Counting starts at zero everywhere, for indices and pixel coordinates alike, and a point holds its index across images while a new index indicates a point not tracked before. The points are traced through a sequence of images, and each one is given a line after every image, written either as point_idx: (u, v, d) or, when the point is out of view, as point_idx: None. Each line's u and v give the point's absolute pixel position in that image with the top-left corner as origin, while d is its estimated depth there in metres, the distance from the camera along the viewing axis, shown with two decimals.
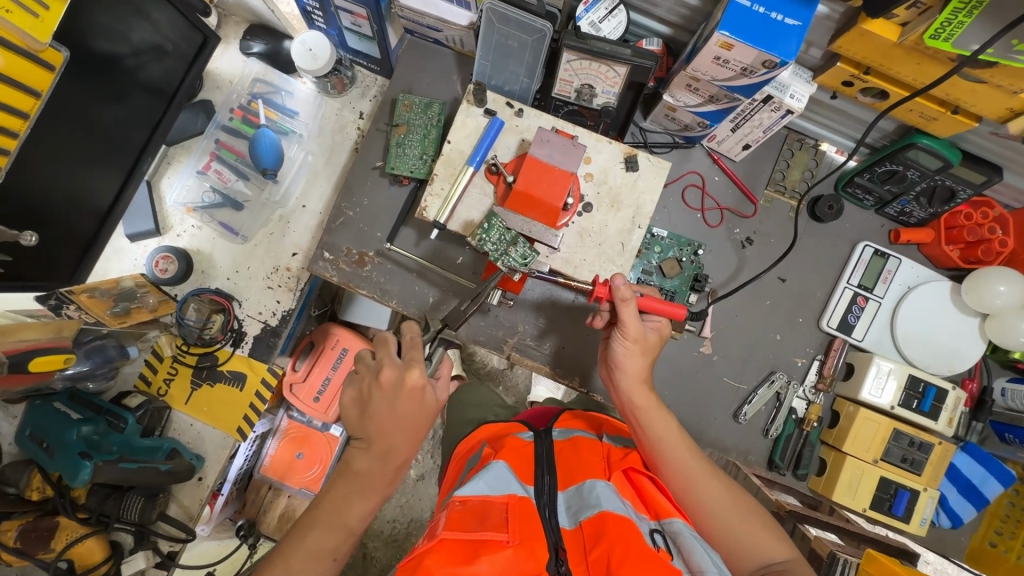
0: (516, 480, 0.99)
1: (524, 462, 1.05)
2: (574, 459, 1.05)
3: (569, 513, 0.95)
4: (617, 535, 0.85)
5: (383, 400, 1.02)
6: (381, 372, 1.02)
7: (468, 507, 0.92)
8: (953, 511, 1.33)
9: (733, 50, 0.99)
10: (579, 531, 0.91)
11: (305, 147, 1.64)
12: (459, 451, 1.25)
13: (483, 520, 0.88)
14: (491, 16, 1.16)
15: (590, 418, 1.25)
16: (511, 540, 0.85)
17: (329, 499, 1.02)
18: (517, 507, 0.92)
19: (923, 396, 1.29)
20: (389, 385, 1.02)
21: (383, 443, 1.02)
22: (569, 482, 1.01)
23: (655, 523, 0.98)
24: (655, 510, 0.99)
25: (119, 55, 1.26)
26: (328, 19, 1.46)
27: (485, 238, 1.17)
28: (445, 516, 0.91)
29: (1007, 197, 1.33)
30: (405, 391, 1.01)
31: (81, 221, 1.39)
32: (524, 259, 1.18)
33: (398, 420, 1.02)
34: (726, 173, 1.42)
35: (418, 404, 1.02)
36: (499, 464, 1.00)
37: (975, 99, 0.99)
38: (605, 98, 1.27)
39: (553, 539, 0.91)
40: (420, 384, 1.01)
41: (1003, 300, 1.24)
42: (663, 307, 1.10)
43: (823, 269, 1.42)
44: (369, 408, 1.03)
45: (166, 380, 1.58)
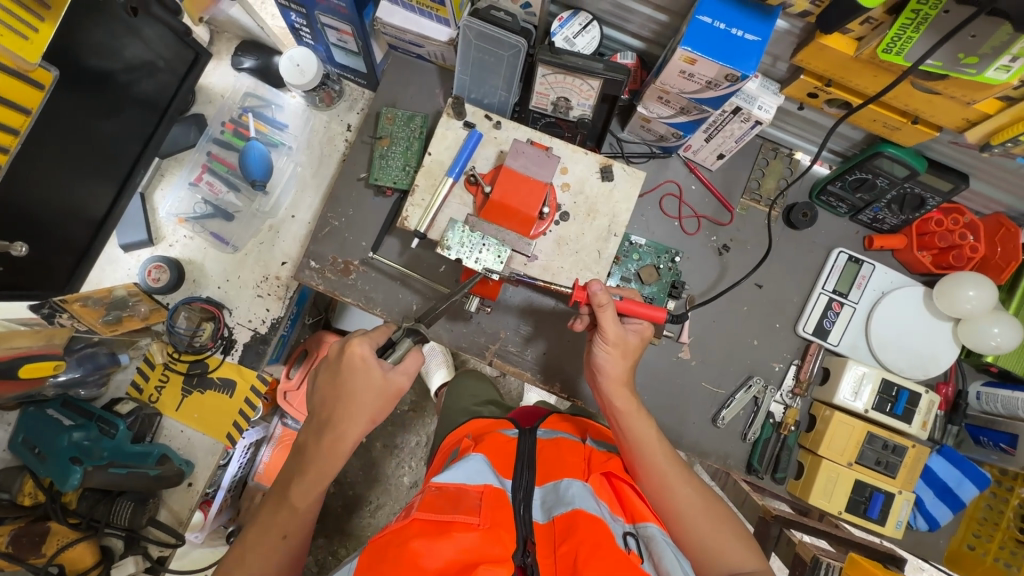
0: (493, 472, 1.01)
1: (505, 457, 1.07)
2: (554, 458, 1.07)
3: (544, 508, 0.97)
4: (587, 533, 0.86)
5: (331, 373, 1.05)
6: (331, 348, 1.08)
7: (444, 494, 0.94)
8: (930, 514, 1.34)
9: (697, 64, 1.02)
10: (551, 526, 0.92)
11: (295, 159, 1.68)
12: (444, 443, 1.27)
13: (456, 505, 0.90)
14: (468, 33, 1.20)
15: (577, 421, 1.27)
16: (480, 524, 0.87)
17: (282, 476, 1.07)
18: (492, 496, 0.94)
19: (896, 399, 1.31)
20: (336, 357, 1.05)
21: (328, 417, 1.05)
22: (547, 479, 1.02)
23: (630, 526, 0.99)
24: (632, 516, 1.00)
25: (112, 72, 1.30)
26: (316, 36, 1.51)
27: (452, 246, 1.19)
28: (420, 502, 0.93)
29: (977, 204, 1.36)
30: (349, 360, 1.02)
31: (76, 231, 1.43)
32: (497, 257, 1.19)
33: (342, 391, 1.03)
34: (702, 182, 1.45)
35: (362, 375, 1.02)
36: (478, 456, 1.03)
37: (932, 110, 1.02)
38: (581, 110, 1.31)
39: (523, 531, 0.93)
40: (362, 353, 1.02)
41: (973, 305, 1.26)
42: (644, 310, 1.12)
43: (799, 275, 1.44)
44: (318, 381, 1.08)
45: (157, 387, 1.62)
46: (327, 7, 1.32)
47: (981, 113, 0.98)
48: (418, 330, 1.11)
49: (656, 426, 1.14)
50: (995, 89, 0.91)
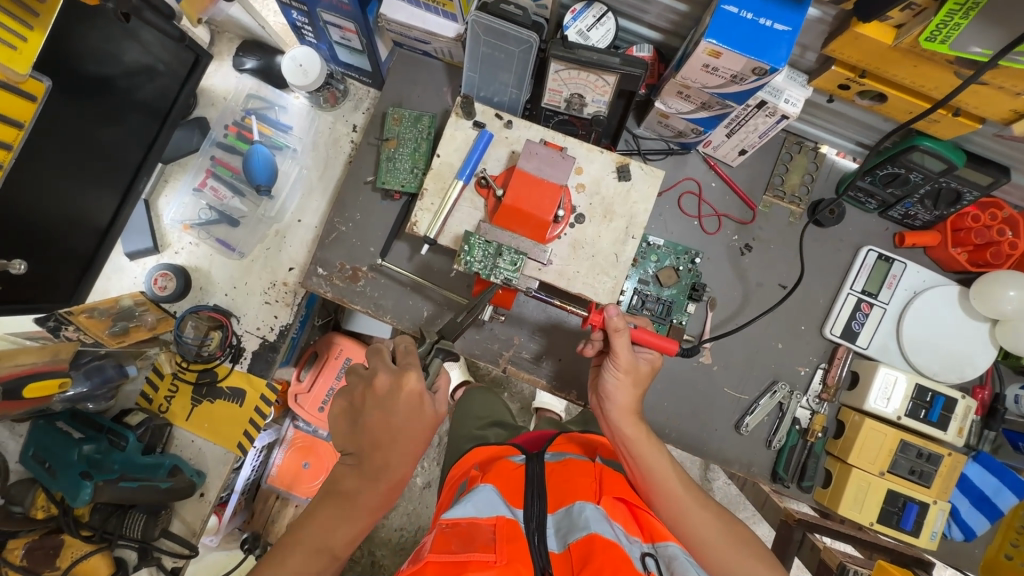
0: (504, 502, 0.98)
1: (514, 486, 1.04)
2: (565, 482, 1.04)
3: (558, 536, 0.93)
4: (605, 557, 0.82)
5: (378, 407, 0.99)
6: (376, 379, 1.00)
7: (456, 529, 0.90)
8: (966, 523, 1.29)
9: (722, 58, 0.96)
10: (567, 555, 0.89)
11: (300, 161, 1.64)
12: (451, 476, 1.23)
13: (469, 542, 0.87)
14: (477, 29, 1.15)
15: (586, 441, 1.24)
16: (497, 561, 0.84)
17: (314, 519, 0.99)
18: (505, 528, 0.91)
19: (931, 405, 1.25)
20: (385, 391, 0.99)
21: (376, 459, 0.99)
22: (559, 505, 1.00)
23: (649, 546, 0.97)
24: (650, 535, 0.99)
25: (111, 77, 1.26)
26: (318, 34, 1.46)
27: (470, 261, 1.15)
28: (433, 539, 0.90)
29: (1016, 197, 1.28)
30: (404, 396, 0.98)
31: (81, 241, 1.41)
32: (514, 266, 1.15)
33: (395, 430, 0.99)
34: (722, 178, 1.39)
35: (416, 413, 0.99)
36: (488, 486, 1.00)
37: (976, 100, 0.95)
38: (596, 107, 1.25)
39: (539, 563, 0.89)
40: (419, 390, 0.98)
41: (1013, 305, 1.19)
42: (654, 340, 1.07)
43: (825, 275, 1.38)
44: (362, 415, 1.01)
45: (167, 397, 1.59)
46: (329, 5, 1.27)
47: None
48: (451, 352, 1.08)
49: (668, 451, 1.11)
50: None
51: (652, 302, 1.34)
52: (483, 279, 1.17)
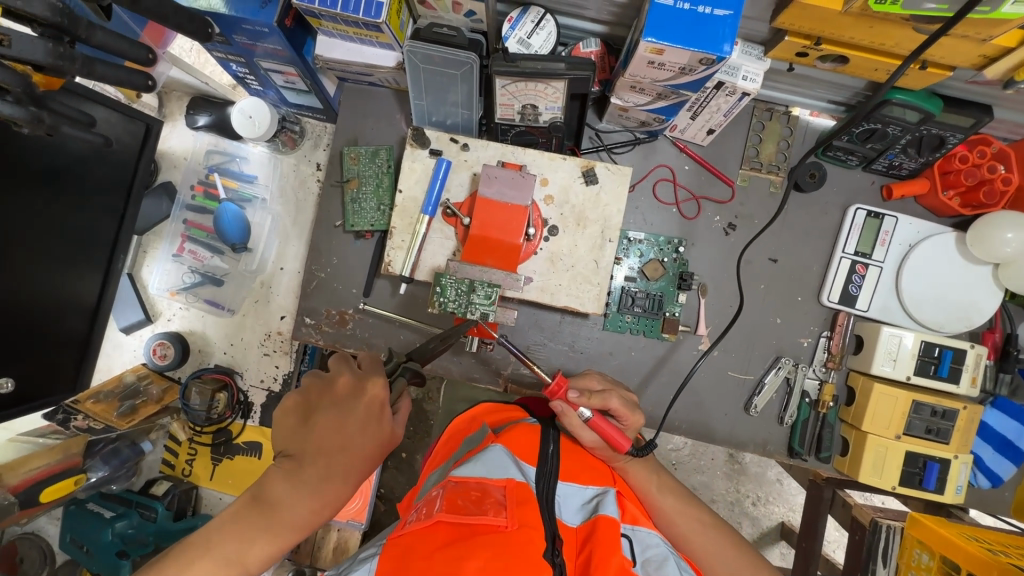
0: (515, 461, 0.91)
1: (526, 445, 0.97)
2: (579, 462, 1.00)
3: (563, 506, 0.88)
4: (610, 538, 0.78)
5: (333, 411, 0.93)
6: (337, 379, 0.95)
7: (466, 490, 0.83)
8: (991, 470, 1.26)
9: (665, 54, 0.91)
10: (575, 528, 0.84)
11: (270, 210, 1.62)
12: (450, 429, 1.15)
13: (481, 506, 0.80)
14: (414, 58, 1.11)
15: None
16: (509, 526, 0.77)
17: (234, 528, 0.88)
18: (518, 491, 0.84)
19: (940, 360, 1.22)
20: (345, 394, 0.94)
21: (319, 468, 0.92)
22: (569, 479, 0.94)
23: (627, 527, 0.90)
24: (629, 517, 0.92)
25: (63, 167, 1.25)
26: (262, 81, 1.42)
27: (444, 300, 1.14)
28: (439, 498, 0.83)
29: (1004, 130, 1.22)
30: (364, 402, 0.93)
31: (72, 327, 1.42)
32: (489, 299, 1.13)
33: (362, 453, 0.94)
34: (695, 160, 1.34)
35: (372, 427, 0.94)
36: (500, 447, 0.93)
37: (942, 52, 0.89)
38: (551, 114, 1.20)
39: (549, 529, 0.79)
40: (383, 399, 0.94)
41: (1013, 247, 1.15)
42: (613, 433, 1.01)
43: (816, 240, 1.34)
44: (315, 415, 0.94)
45: (188, 461, 1.63)
46: (264, 53, 1.25)
47: (999, 48, 0.86)
48: (419, 373, 1.01)
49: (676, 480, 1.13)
50: (1012, 21, 0.79)
51: (642, 298, 1.33)
52: (460, 317, 1.15)
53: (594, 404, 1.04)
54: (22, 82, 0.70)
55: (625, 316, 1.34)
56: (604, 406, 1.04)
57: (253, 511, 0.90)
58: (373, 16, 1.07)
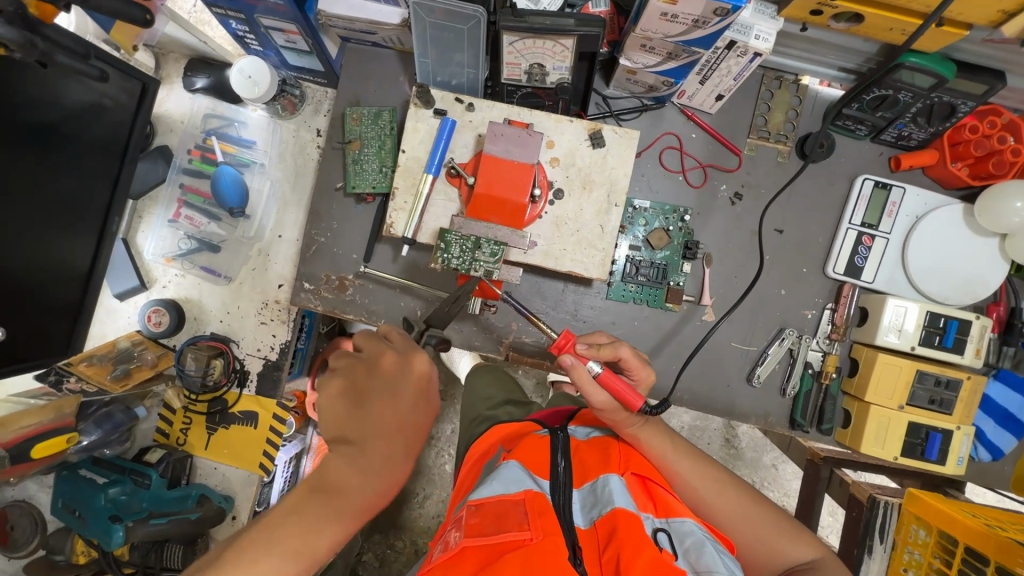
0: (529, 475, 0.92)
1: (539, 456, 0.97)
2: (592, 458, 0.98)
3: (583, 511, 0.88)
4: (630, 534, 0.77)
5: (386, 388, 1.01)
6: (382, 358, 1.03)
7: (486, 510, 0.85)
8: (992, 443, 1.26)
9: (679, 3, 0.89)
10: (595, 531, 0.83)
11: (269, 175, 1.59)
12: (473, 452, 1.16)
13: (502, 523, 0.82)
14: (420, 11, 1.08)
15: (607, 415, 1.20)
16: (533, 538, 0.79)
17: (300, 518, 0.87)
18: (535, 502, 0.85)
19: (945, 331, 1.21)
20: (393, 371, 1.02)
21: (379, 451, 0.97)
22: (584, 480, 0.93)
23: (662, 521, 0.88)
24: (663, 510, 0.89)
25: (56, 122, 1.21)
26: (262, 41, 1.39)
27: (447, 257, 1.12)
28: (461, 523, 0.85)
29: (1015, 100, 1.21)
30: (414, 378, 1.02)
31: (65, 289, 1.39)
32: (495, 256, 1.11)
33: (405, 419, 1.00)
34: (703, 128, 1.32)
35: (422, 401, 1.03)
36: (511, 462, 0.94)
37: (960, 6, 0.88)
38: (558, 74, 1.17)
39: (569, 538, 0.82)
40: (428, 373, 1.04)
41: (1021, 217, 1.14)
42: (622, 387, 1.00)
43: (822, 211, 1.33)
44: (367, 398, 1.00)
45: (183, 429, 1.61)
46: (266, 8, 1.22)
47: (1018, 2, 0.84)
48: (443, 338, 1.16)
49: (691, 450, 1.10)
50: None
51: (646, 267, 1.31)
52: (463, 275, 1.14)
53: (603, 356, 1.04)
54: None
55: (628, 285, 1.32)
56: (615, 356, 1.04)
57: (316, 498, 0.90)
58: None
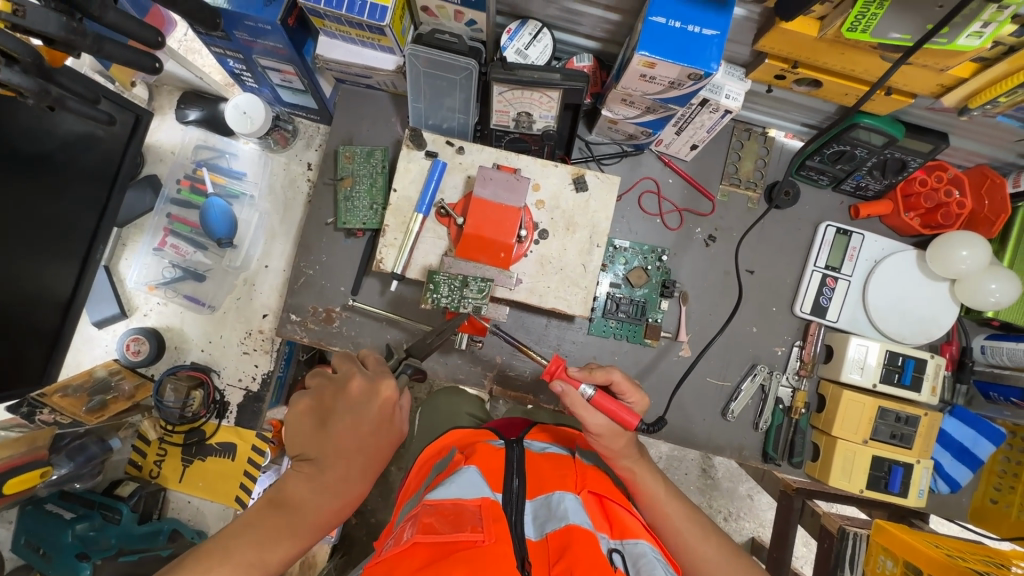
0: (485, 483, 0.92)
1: (496, 466, 0.98)
2: (546, 471, 1.00)
3: (536, 524, 0.88)
4: (585, 546, 0.78)
5: (350, 410, 0.98)
6: (351, 382, 1.00)
7: (440, 510, 0.84)
8: (950, 476, 1.34)
9: (656, 67, 0.97)
10: (545, 544, 0.84)
11: (259, 207, 1.62)
12: (423, 454, 1.15)
13: (458, 525, 0.81)
14: (415, 61, 1.15)
15: (562, 432, 1.20)
16: (485, 540, 0.79)
17: (249, 534, 0.88)
18: (490, 508, 0.86)
19: (904, 368, 1.29)
20: (360, 395, 0.99)
21: (338, 471, 0.97)
22: (538, 492, 0.95)
23: (615, 543, 0.88)
24: (618, 531, 0.91)
25: (47, 152, 1.22)
26: (258, 79, 1.43)
27: (437, 296, 1.15)
28: (415, 520, 0.83)
29: (959, 158, 1.32)
30: (379, 404, 0.99)
31: (42, 317, 1.36)
32: (482, 292, 1.15)
33: (365, 439, 0.98)
34: (679, 174, 1.41)
35: (385, 425, 1.00)
36: (469, 468, 0.94)
37: (905, 79, 0.98)
38: (544, 122, 1.25)
39: (518, 550, 0.83)
40: (394, 400, 1.00)
41: (968, 264, 1.24)
42: (616, 407, 1.04)
43: (789, 254, 1.42)
44: (332, 418, 0.99)
45: (157, 462, 1.57)
46: (264, 50, 1.27)
47: (956, 78, 0.94)
48: (420, 369, 1.10)
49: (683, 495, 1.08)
50: (967, 56, 0.87)
51: (625, 304, 1.37)
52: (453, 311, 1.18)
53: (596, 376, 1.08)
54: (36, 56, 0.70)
55: (608, 321, 1.37)
56: (608, 380, 1.08)
57: (273, 514, 0.91)
58: (377, 19, 1.10)
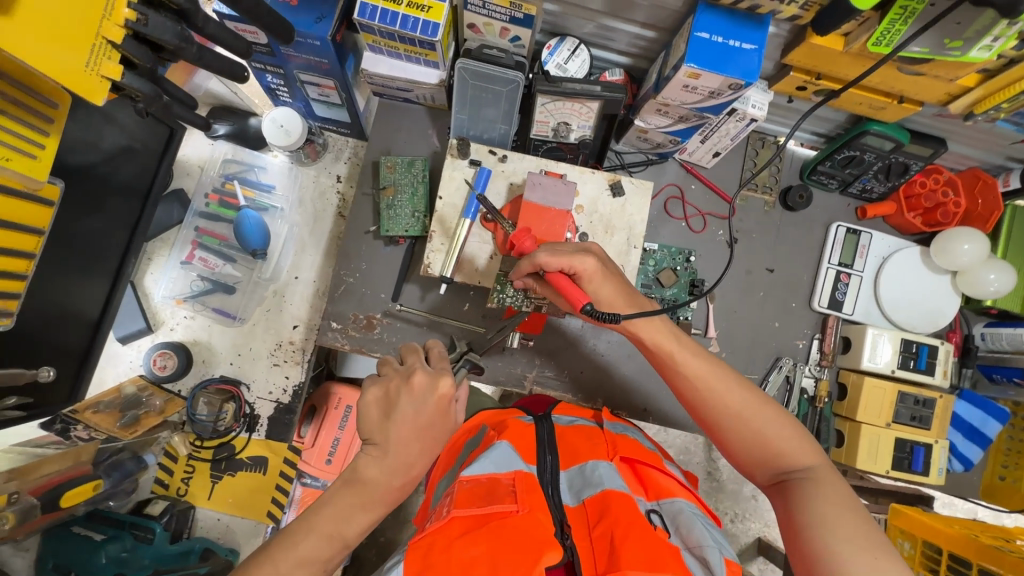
0: (518, 457, 0.91)
1: (525, 439, 0.96)
2: (577, 440, 0.98)
3: (572, 492, 0.89)
4: (621, 512, 0.78)
5: (410, 404, 0.92)
6: (413, 377, 0.93)
7: (477, 486, 0.85)
8: (964, 455, 1.43)
9: (701, 78, 1.05)
10: (583, 509, 0.84)
11: (289, 219, 1.63)
12: (456, 437, 1.15)
13: (492, 497, 0.82)
14: (464, 74, 1.21)
15: (584, 408, 1.17)
16: (520, 510, 0.80)
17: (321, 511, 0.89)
18: (525, 480, 0.85)
19: (918, 355, 1.39)
20: (422, 389, 0.93)
21: (401, 454, 0.91)
22: (571, 461, 0.93)
23: (652, 503, 0.88)
24: (654, 492, 0.90)
25: (92, 164, 1.22)
26: (294, 93, 1.47)
27: (502, 295, 1.26)
28: (451, 497, 0.85)
29: (953, 162, 1.46)
30: (437, 401, 0.92)
31: (69, 333, 1.33)
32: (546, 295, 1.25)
33: (425, 432, 0.92)
34: (700, 180, 1.50)
35: (443, 419, 0.94)
36: (501, 442, 0.92)
37: (917, 88, 1.09)
38: (581, 132, 1.32)
39: (557, 516, 0.84)
40: (451, 397, 0.94)
41: (969, 257, 1.36)
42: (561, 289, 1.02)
43: (804, 253, 1.51)
44: (395, 411, 0.92)
45: (184, 479, 1.54)
46: (306, 65, 1.31)
47: (963, 87, 1.06)
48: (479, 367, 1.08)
49: (773, 402, 1.00)
50: (974, 67, 0.98)
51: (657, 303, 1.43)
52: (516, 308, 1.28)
53: (560, 263, 1.03)
54: (151, 62, 0.76)
55: None
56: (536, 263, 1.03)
57: (347, 491, 0.90)
58: (430, 35, 1.15)
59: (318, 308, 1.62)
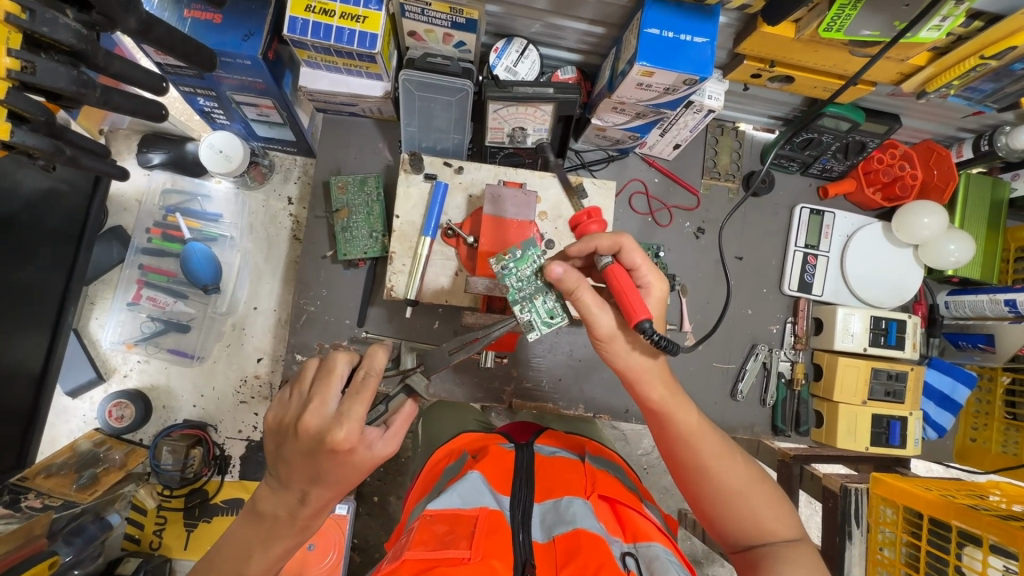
0: (489, 490, 0.84)
1: (504, 472, 0.90)
2: (556, 474, 0.91)
3: (543, 526, 0.81)
4: (590, 554, 0.71)
5: (285, 439, 0.79)
6: (288, 410, 0.80)
7: (440, 522, 0.77)
8: (937, 423, 1.47)
9: (654, 76, 1.02)
10: (552, 548, 0.76)
11: (240, 248, 1.54)
12: (431, 460, 1.05)
13: (450, 539, 0.74)
14: (408, 86, 1.14)
15: (570, 438, 1.09)
16: (472, 557, 0.71)
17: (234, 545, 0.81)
18: (489, 520, 0.77)
19: (888, 331, 1.41)
20: (293, 421, 0.78)
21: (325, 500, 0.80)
22: (547, 495, 0.86)
23: (629, 545, 0.80)
24: (631, 534, 0.82)
25: (11, 214, 1.13)
26: (230, 115, 1.37)
27: (512, 270, 0.97)
28: (413, 533, 0.77)
29: (907, 135, 1.46)
30: (306, 436, 0.76)
31: (14, 394, 1.24)
32: (551, 316, 0.96)
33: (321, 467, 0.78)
34: (662, 172, 1.48)
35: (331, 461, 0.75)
36: (472, 474, 0.86)
37: (871, 70, 1.08)
38: (537, 135, 1.27)
39: (522, 556, 0.75)
40: (319, 430, 0.75)
41: (930, 229, 1.36)
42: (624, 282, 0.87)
43: (771, 238, 1.51)
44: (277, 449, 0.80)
45: (156, 532, 1.43)
46: (239, 86, 1.21)
47: (914, 66, 1.06)
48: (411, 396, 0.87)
49: (764, 474, 0.93)
50: (924, 47, 0.97)
51: None
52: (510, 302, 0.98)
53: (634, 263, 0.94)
54: (44, 114, 0.74)
55: None
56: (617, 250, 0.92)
57: (248, 532, 0.81)
58: (368, 47, 1.08)
59: (282, 338, 1.54)
